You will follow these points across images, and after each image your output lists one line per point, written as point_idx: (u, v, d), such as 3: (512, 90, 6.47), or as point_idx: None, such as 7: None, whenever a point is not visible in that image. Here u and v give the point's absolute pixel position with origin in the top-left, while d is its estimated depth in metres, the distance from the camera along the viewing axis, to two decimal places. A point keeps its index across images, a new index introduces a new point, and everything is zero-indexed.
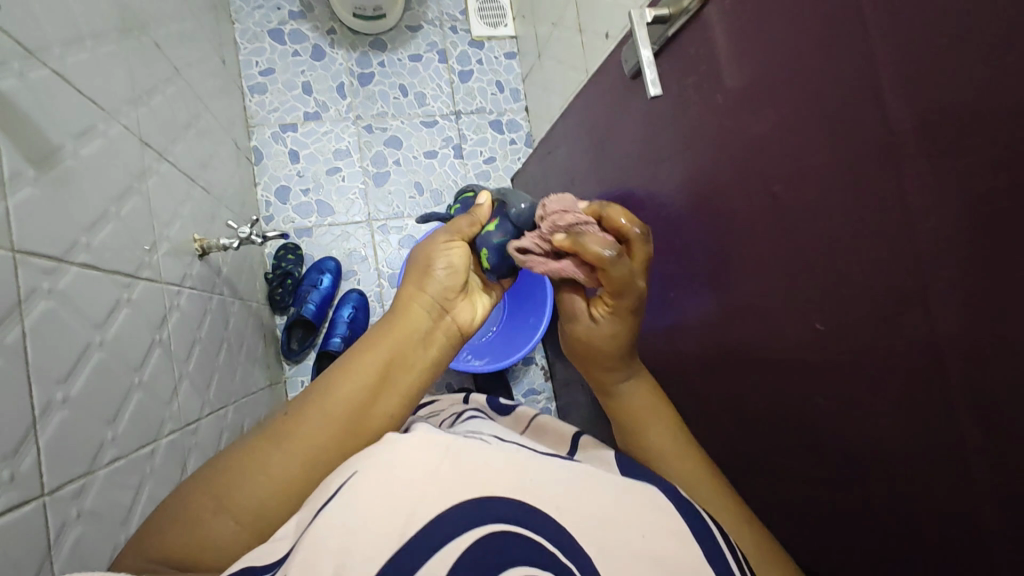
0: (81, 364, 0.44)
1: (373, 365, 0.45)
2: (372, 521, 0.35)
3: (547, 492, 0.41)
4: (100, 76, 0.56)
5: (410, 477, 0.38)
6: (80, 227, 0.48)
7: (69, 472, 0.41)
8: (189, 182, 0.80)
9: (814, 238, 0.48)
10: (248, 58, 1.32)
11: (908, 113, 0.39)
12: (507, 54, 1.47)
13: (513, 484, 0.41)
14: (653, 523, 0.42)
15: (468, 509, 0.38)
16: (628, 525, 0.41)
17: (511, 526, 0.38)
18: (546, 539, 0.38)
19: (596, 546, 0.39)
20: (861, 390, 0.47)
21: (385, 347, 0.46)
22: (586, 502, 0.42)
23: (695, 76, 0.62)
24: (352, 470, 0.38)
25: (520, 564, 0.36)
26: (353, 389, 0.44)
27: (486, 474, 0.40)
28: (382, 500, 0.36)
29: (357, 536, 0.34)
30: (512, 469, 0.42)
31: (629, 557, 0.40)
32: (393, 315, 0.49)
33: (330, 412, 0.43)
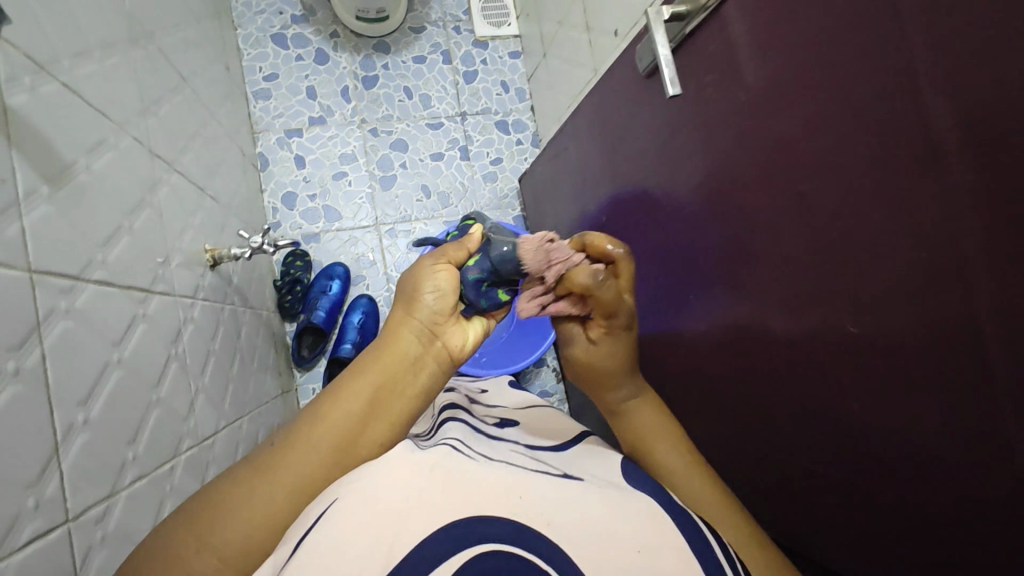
0: (101, 384, 0.43)
1: (361, 390, 0.46)
2: (350, 549, 0.35)
3: (540, 505, 0.39)
4: (109, 88, 0.55)
5: (391, 500, 0.37)
6: (95, 244, 0.47)
7: (92, 495, 0.40)
8: (199, 192, 0.79)
9: (846, 237, 0.47)
10: (251, 63, 1.31)
11: (948, 109, 0.37)
12: (511, 53, 1.46)
13: (502, 500, 0.39)
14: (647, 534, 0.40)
15: (453, 529, 0.37)
16: (621, 538, 0.39)
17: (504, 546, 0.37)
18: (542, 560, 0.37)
19: (588, 566, 0.37)
20: (897, 393, 0.46)
21: (378, 367, 0.47)
22: (579, 513, 0.40)
23: (714, 73, 0.60)
24: (333, 498, 0.38)
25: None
26: (340, 415, 0.44)
27: (470, 491, 0.39)
28: (365, 526, 0.36)
29: (337, 565, 0.34)
30: (501, 483, 0.40)
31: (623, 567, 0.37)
32: (383, 339, 0.49)
33: (318, 439, 0.43)
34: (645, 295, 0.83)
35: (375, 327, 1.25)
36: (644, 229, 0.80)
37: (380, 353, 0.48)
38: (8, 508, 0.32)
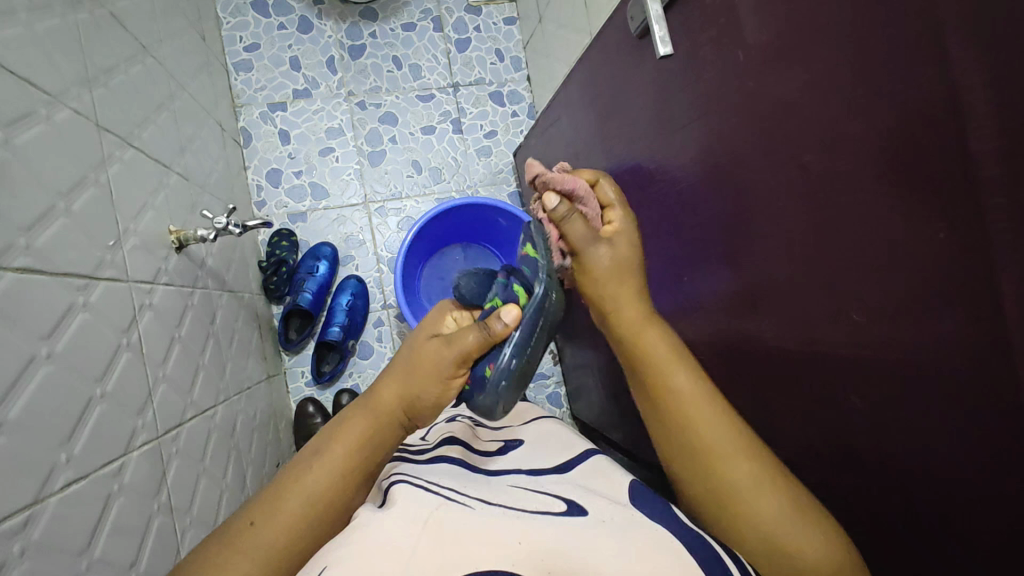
0: (22, 381, 0.40)
1: (355, 439, 0.47)
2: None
3: (542, 549, 0.35)
4: (42, 54, 0.50)
5: (381, 560, 0.33)
6: (18, 227, 0.42)
7: (10, 504, 0.37)
8: (163, 169, 0.75)
9: (853, 214, 0.42)
10: (231, 33, 1.24)
11: (977, 63, 0.32)
12: (506, 20, 1.38)
13: (499, 547, 0.34)
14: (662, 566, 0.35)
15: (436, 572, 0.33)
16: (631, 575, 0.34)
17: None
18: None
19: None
20: (906, 389, 0.41)
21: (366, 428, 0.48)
22: (587, 554, 0.35)
23: (711, 30, 0.54)
24: (323, 565, 0.34)
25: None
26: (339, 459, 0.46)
27: (463, 540, 0.34)
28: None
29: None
30: (496, 530, 0.36)
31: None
32: (370, 398, 0.50)
33: (320, 478, 0.44)
34: None
35: (365, 309, 1.21)
36: (639, 206, 0.74)
37: (369, 414, 0.49)
38: None
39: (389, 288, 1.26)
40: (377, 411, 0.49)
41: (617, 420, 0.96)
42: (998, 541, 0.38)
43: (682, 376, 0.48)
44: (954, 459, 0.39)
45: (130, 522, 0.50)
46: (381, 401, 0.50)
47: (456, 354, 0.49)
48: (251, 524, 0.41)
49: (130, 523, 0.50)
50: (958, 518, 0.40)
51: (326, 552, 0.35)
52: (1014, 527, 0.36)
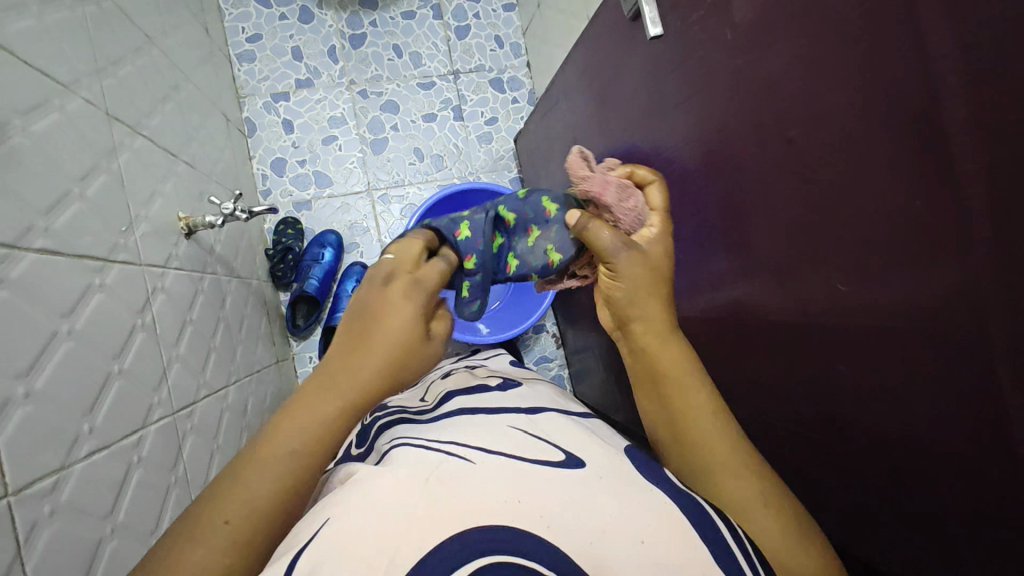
0: (46, 356, 0.42)
1: (334, 390, 0.41)
2: (346, 542, 0.32)
3: (537, 509, 0.35)
4: (52, 45, 0.52)
5: (375, 523, 0.33)
6: (36, 211, 0.45)
7: (38, 468, 0.39)
8: (171, 158, 0.77)
9: (836, 186, 0.43)
10: (233, 24, 1.26)
11: (948, 37, 0.33)
12: (505, 6, 1.39)
13: (498, 508, 0.34)
14: (655, 527, 0.35)
15: (446, 513, 0.33)
16: (627, 523, 0.35)
17: (503, 557, 0.32)
18: (539, 565, 0.32)
19: (587, 545, 0.33)
20: (887, 354, 0.43)
21: (350, 376, 0.42)
22: (586, 507, 0.35)
23: (700, 11, 0.55)
24: (325, 518, 0.34)
25: (495, 554, 0.32)
26: (318, 409, 0.40)
27: (463, 503, 0.34)
28: (351, 551, 0.31)
29: (329, 562, 0.31)
30: (495, 490, 0.35)
31: (620, 545, 0.34)
32: (349, 339, 0.45)
33: (294, 439, 0.38)
34: None
35: None
36: None
37: (348, 360, 0.43)
38: None
39: None
40: (359, 349, 0.44)
41: (619, 399, 0.98)
42: (977, 498, 0.39)
43: (671, 350, 0.52)
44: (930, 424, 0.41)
45: (149, 493, 0.53)
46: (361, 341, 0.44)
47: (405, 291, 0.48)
48: (218, 497, 0.35)
49: (149, 495, 0.53)
50: (941, 479, 0.42)
51: (323, 506, 0.35)
52: (994, 484, 0.38)
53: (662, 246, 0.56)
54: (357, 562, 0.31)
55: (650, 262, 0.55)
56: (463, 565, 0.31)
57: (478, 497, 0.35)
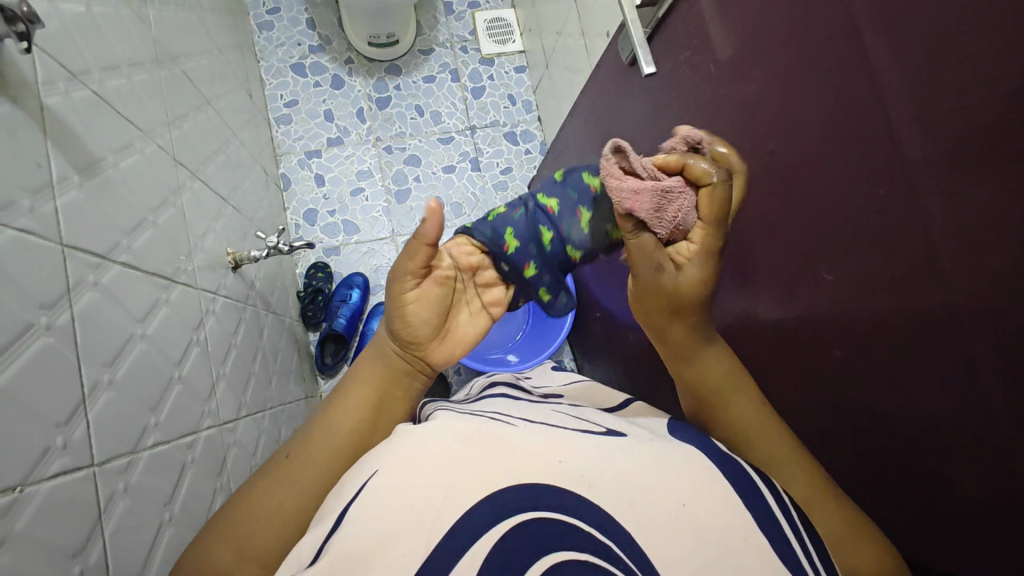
0: (125, 352, 0.48)
1: (369, 377, 0.49)
2: (403, 499, 0.34)
3: (584, 469, 0.37)
4: (137, 100, 0.62)
5: (427, 475, 0.36)
6: (121, 231, 0.52)
7: (115, 448, 0.44)
8: (221, 202, 0.86)
9: (812, 188, 0.49)
10: (273, 92, 1.40)
11: (889, 51, 0.40)
12: (516, 68, 1.52)
13: (545, 467, 0.36)
14: (697, 490, 0.37)
15: (494, 474, 0.36)
16: (670, 491, 0.36)
17: (546, 512, 0.34)
18: (581, 521, 0.34)
19: (634, 509, 0.35)
20: (868, 335, 0.46)
21: (378, 377, 0.49)
22: (630, 473, 0.37)
23: (687, 52, 0.63)
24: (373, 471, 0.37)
25: (534, 509, 0.34)
26: (354, 397, 0.48)
27: (510, 460, 0.37)
28: (402, 497, 0.34)
29: (387, 517, 0.34)
30: (540, 452, 0.37)
31: (664, 510, 0.35)
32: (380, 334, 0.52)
33: (341, 417, 0.46)
34: None
35: None
36: None
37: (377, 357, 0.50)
38: (39, 441, 0.36)
39: None
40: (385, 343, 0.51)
41: None
42: None
43: (719, 360, 0.50)
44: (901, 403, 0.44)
45: (197, 493, 0.57)
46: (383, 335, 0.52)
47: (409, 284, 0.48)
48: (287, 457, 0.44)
49: (196, 494, 0.57)
50: None
51: (372, 461, 0.38)
52: None
53: (701, 272, 0.45)
54: (407, 509, 0.34)
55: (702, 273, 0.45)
56: (509, 516, 0.34)
57: (523, 459, 0.37)
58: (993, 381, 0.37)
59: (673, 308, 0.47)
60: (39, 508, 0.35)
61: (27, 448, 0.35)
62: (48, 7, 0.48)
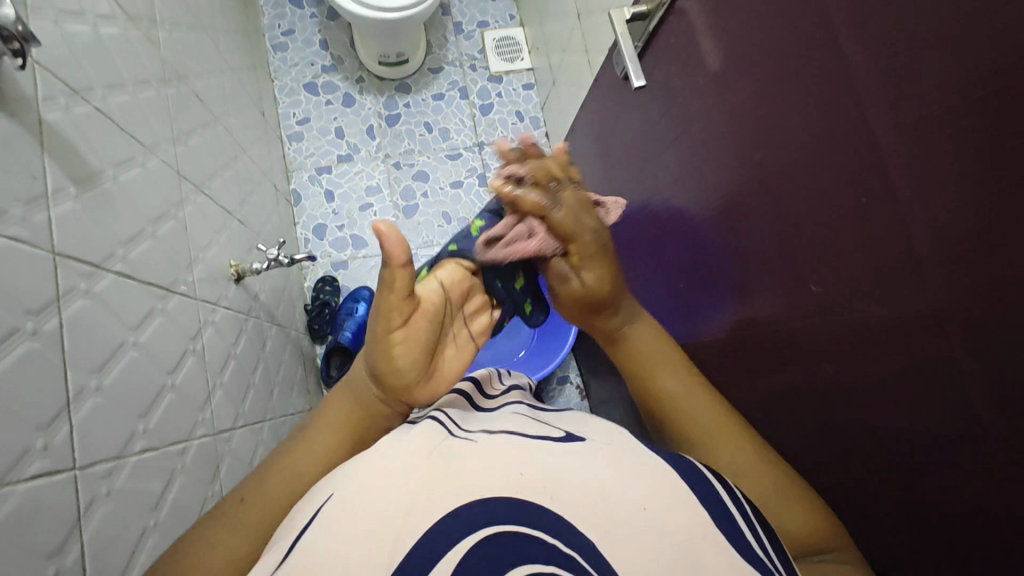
0: (115, 358, 0.49)
1: (336, 415, 0.51)
2: (368, 518, 0.34)
3: (540, 480, 0.36)
4: (141, 116, 0.64)
5: (383, 493, 0.35)
6: (118, 241, 0.54)
7: (100, 453, 0.45)
8: (226, 215, 0.88)
9: (799, 199, 0.48)
10: (286, 110, 1.44)
11: (867, 59, 0.39)
12: (524, 85, 1.54)
13: (500, 480, 0.36)
14: (654, 493, 0.36)
15: (460, 493, 0.35)
16: (632, 497, 0.36)
17: (508, 524, 0.34)
18: (544, 532, 0.34)
19: (598, 522, 0.34)
20: (859, 348, 0.45)
21: (350, 417, 0.50)
22: (591, 478, 0.37)
23: (677, 64, 0.64)
24: (329, 494, 0.37)
25: (496, 522, 0.34)
26: (323, 435, 0.49)
27: (464, 475, 0.36)
28: (363, 516, 0.34)
29: (353, 535, 0.33)
30: (500, 467, 0.37)
31: (628, 515, 0.35)
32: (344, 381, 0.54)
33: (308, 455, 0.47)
34: (647, 295, 0.84)
35: None
36: (639, 227, 0.82)
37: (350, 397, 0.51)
38: (17, 443, 0.37)
39: None
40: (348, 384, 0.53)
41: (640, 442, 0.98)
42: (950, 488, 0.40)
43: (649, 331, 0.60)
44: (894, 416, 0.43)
45: (187, 501, 0.58)
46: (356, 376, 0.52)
47: (398, 320, 0.47)
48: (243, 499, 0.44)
49: (186, 502, 0.58)
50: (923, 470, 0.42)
51: (330, 485, 0.38)
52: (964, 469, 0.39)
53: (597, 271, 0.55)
54: (371, 528, 0.33)
55: (597, 274, 0.55)
56: (473, 530, 0.33)
57: (485, 479, 0.36)
58: (983, 392, 0.35)
59: (590, 304, 0.57)
60: (15, 509, 0.36)
61: (5, 449, 0.36)
62: (53, 28, 0.50)
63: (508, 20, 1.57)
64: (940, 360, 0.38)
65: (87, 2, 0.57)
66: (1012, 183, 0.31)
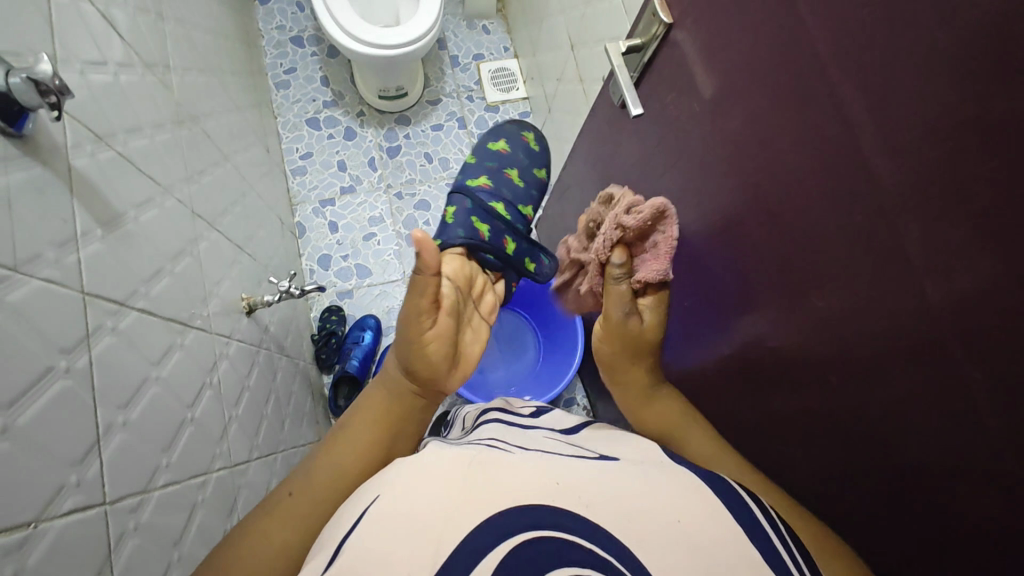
0: (139, 394, 0.50)
1: (372, 412, 0.53)
2: (408, 519, 0.34)
3: (578, 493, 0.37)
4: (158, 158, 0.66)
5: (423, 497, 0.36)
6: (140, 279, 0.55)
7: (128, 487, 0.46)
8: (237, 250, 0.90)
9: (798, 218, 0.50)
10: (290, 145, 1.48)
11: (853, 86, 0.42)
12: (520, 114, 1.58)
13: (538, 489, 0.37)
14: (692, 507, 0.37)
15: (496, 501, 0.35)
16: (663, 509, 0.36)
17: (545, 533, 0.34)
18: (581, 539, 0.35)
19: (634, 536, 0.35)
20: (866, 359, 0.46)
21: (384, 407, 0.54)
22: (627, 490, 0.38)
23: (672, 92, 0.66)
24: (374, 500, 0.37)
25: (536, 530, 0.34)
26: (359, 428, 0.51)
27: (500, 484, 0.36)
28: (401, 521, 0.34)
29: (395, 541, 0.33)
30: (536, 476, 0.38)
31: (662, 530, 0.35)
32: (385, 374, 0.57)
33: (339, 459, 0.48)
34: (654, 318, 0.85)
35: None
36: None
37: (385, 390, 0.55)
38: (52, 480, 0.38)
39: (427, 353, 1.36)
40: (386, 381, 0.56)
41: None
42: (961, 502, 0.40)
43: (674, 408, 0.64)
44: (903, 424, 0.44)
45: (207, 532, 0.58)
46: (392, 373, 0.57)
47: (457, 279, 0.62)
48: (290, 493, 0.45)
49: (206, 534, 0.58)
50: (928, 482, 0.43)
51: (374, 491, 0.38)
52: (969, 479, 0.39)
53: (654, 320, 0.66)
54: (406, 531, 0.34)
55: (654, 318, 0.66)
56: (512, 537, 0.34)
57: (521, 490, 0.36)
58: (985, 396, 0.37)
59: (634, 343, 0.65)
60: (51, 544, 0.37)
61: (43, 486, 0.37)
62: (78, 79, 0.53)
63: (503, 52, 1.62)
64: (942, 369, 0.39)
65: (107, 51, 0.60)
66: (1002, 199, 0.33)
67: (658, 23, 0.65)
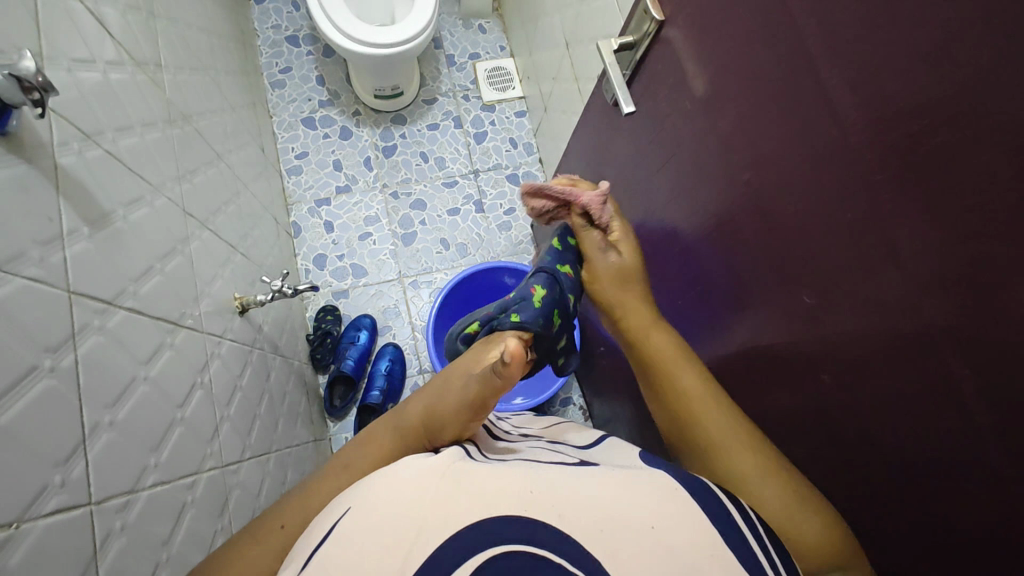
0: (127, 394, 0.50)
1: (382, 438, 0.52)
2: (381, 524, 0.35)
3: (556, 497, 0.36)
4: (148, 157, 0.66)
5: (396, 503, 0.36)
6: (129, 278, 0.55)
7: (115, 487, 0.46)
8: (230, 249, 0.89)
9: (789, 215, 0.50)
10: (285, 145, 1.47)
11: (842, 83, 0.42)
12: (516, 113, 1.57)
13: (513, 497, 0.36)
14: (666, 512, 0.36)
15: (469, 508, 0.35)
16: (635, 514, 0.36)
17: (518, 544, 0.34)
18: (555, 551, 0.34)
19: (604, 545, 0.34)
20: (857, 357, 0.46)
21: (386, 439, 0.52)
22: (602, 495, 0.37)
23: (665, 89, 0.66)
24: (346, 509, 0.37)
25: (509, 541, 0.34)
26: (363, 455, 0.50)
27: (474, 491, 0.36)
28: (373, 527, 0.35)
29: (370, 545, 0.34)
30: (511, 484, 0.37)
31: (634, 537, 0.34)
32: (403, 408, 0.56)
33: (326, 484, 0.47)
34: None
35: (402, 373, 1.30)
36: None
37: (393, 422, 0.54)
38: (34, 480, 0.37)
39: (423, 353, 1.36)
40: (401, 415, 0.54)
41: None
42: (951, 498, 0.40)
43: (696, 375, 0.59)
44: (893, 422, 0.43)
45: (197, 532, 0.58)
46: (405, 411, 0.55)
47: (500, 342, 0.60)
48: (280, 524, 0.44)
49: (196, 534, 0.58)
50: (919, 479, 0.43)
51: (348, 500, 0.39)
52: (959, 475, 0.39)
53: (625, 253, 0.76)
54: (379, 536, 0.34)
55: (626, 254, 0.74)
56: (482, 549, 0.33)
57: (498, 498, 0.36)
58: (975, 393, 0.37)
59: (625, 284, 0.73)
60: (34, 545, 0.37)
61: (26, 486, 0.37)
62: (66, 77, 0.52)
63: (499, 52, 1.62)
64: (932, 367, 0.39)
65: (96, 49, 0.60)
66: (990, 195, 0.33)
67: (650, 20, 0.64)
